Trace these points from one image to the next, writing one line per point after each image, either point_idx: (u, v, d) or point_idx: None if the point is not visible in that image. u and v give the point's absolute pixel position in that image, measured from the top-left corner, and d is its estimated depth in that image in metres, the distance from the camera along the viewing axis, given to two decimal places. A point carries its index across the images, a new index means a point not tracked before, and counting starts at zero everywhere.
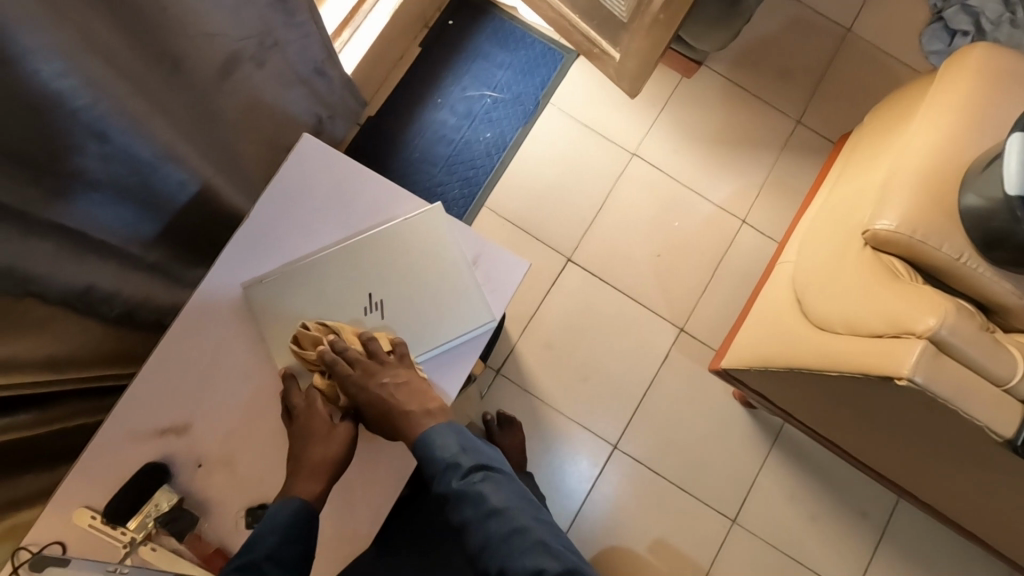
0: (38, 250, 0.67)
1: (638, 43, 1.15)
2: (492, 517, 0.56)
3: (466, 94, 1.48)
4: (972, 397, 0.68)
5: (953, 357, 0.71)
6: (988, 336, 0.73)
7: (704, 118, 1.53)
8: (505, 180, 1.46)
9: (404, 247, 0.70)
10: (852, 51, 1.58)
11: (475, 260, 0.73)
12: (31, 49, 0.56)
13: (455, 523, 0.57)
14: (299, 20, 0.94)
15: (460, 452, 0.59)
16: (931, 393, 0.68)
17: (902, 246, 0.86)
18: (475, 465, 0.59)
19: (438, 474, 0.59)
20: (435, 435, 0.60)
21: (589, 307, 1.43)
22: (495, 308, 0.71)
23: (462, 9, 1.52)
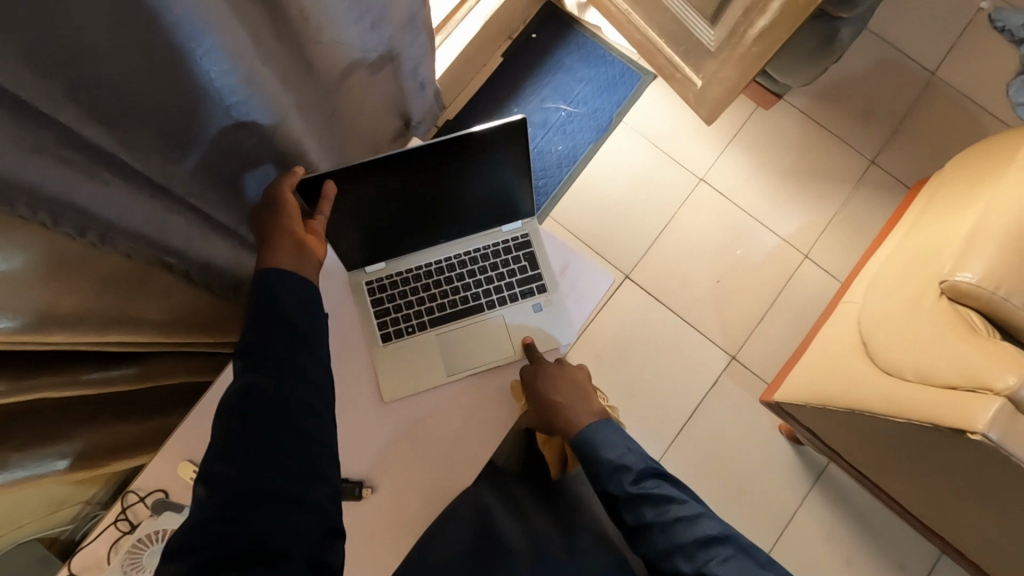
0: (175, 226, 0.76)
1: (726, 71, 1.17)
2: (670, 517, 0.67)
3: (544, 106, 1.53)
4: None
5: None
6: None
7: (777, 150, 1.53)
8: (572, 192, 1.49)
9: (500, 248, 0.85)
10: (934, 95, 1.55)
11: (562, 270, 0.85)
12: (213, 48, 0.61)
13: (633, 521, 0.69)
14: (414, 33, 1.00)
15: (627, 458, 0.71)
16: (1004, 451, 0.68)
17: (981, 300, 0.86)
18: (639, 469, 0.71)
19: (608, 478, 0.70)
20: (601, 433, 0.72)
21: (642, 326, 1.45)
22: (577, 312, 0.83)
23: (546, 23, 1.56)
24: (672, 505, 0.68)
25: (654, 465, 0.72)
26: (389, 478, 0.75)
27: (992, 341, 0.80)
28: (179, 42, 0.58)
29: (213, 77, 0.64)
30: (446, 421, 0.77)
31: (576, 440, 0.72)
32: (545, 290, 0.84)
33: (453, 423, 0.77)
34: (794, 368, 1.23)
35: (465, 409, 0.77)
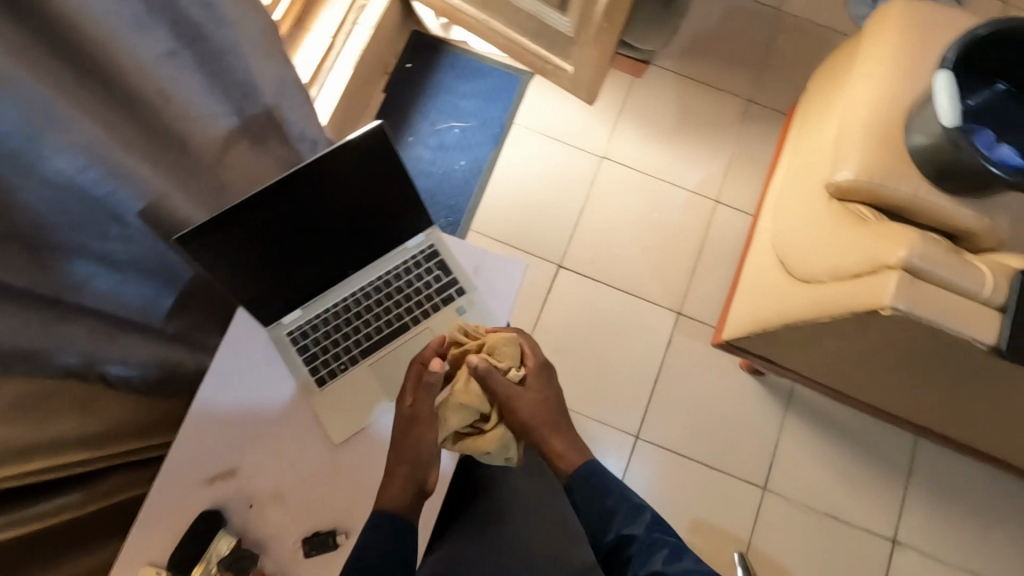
0: (76, 334, 0.74)
1: (589, 52, 1.23)
2: None
3: (436, 128, 1.56)
4: (954, 314, 0.72)
5: (930, 282, 0.74)
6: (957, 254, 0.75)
7: (664, 112, 1.61)
8: (486, 202, 1.52)
9: (410, 265, 0.84)
10: (785, 28, 1.67)
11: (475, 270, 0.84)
12: (52, 142, 0.62)
13: None
14: (297, 102, 1.02)
15: None
16: (915, 316, 0.73)
17: (864, 192, 0.93)
18: None
19: None
20: None
21: (587, 309, 1.48)
22: (499, 307, 0.82)
23: (418, 51, 1.60)
24: None
25: None
26: (358, 520, 0.73)
27: (883, 223, 0.84)
28: (11, 144, 0.59)
29: (66, 174, 0.65)
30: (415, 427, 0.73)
31: None
32: (463, 292, 0.82)
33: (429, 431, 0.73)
34: (733, 304, 1.28)
35: None
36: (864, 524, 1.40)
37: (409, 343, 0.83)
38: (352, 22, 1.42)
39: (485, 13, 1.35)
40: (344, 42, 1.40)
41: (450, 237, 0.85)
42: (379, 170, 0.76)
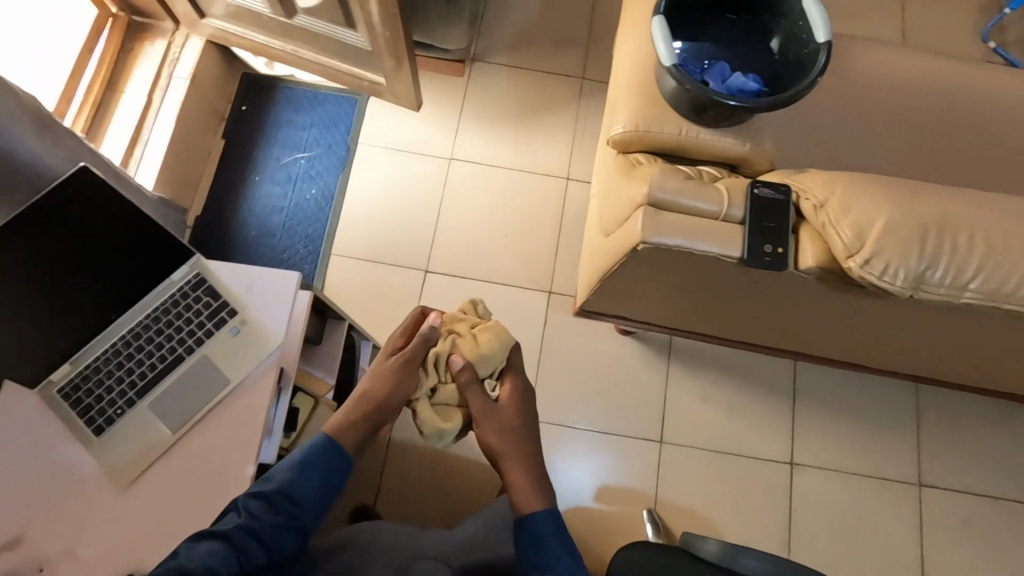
0: None
1: (389, 61, 1.26)
2: None
3: (282, 163, 1.57)
4: (699, 235, 0.77)
5: (676, 210, 0.79)
6: (696, 181, 0.81)
7: (502, 104, 1.66)
8: (342, 224, 1.53)
9: (177, 296, 0.86)
10: (604, 4, 1.75)
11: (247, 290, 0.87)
12: None
13: None
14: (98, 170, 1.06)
15: None
16: (664, 245, 0.77)
17: (638, 141, 0.98)
18: None
19: None
20: None
21: (461, 306, 1.50)
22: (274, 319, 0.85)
23: (250, 91, 1.61)
24: None
25: None
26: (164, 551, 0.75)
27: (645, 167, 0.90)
28: None
29: None
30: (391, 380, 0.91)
31: None
32: (235, 313, 0.86)
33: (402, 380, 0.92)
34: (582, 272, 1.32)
35: (203, 453, 0.80)
36: (760, 454, 1.45)
37: (184, 372, 0.84)
38: (167, 77, 1.42)
39: (291, 44, 1.36)
40: (161, 98, 1.40)
41: (213, 262, 0.89)
42: (92, 204, 0.83)
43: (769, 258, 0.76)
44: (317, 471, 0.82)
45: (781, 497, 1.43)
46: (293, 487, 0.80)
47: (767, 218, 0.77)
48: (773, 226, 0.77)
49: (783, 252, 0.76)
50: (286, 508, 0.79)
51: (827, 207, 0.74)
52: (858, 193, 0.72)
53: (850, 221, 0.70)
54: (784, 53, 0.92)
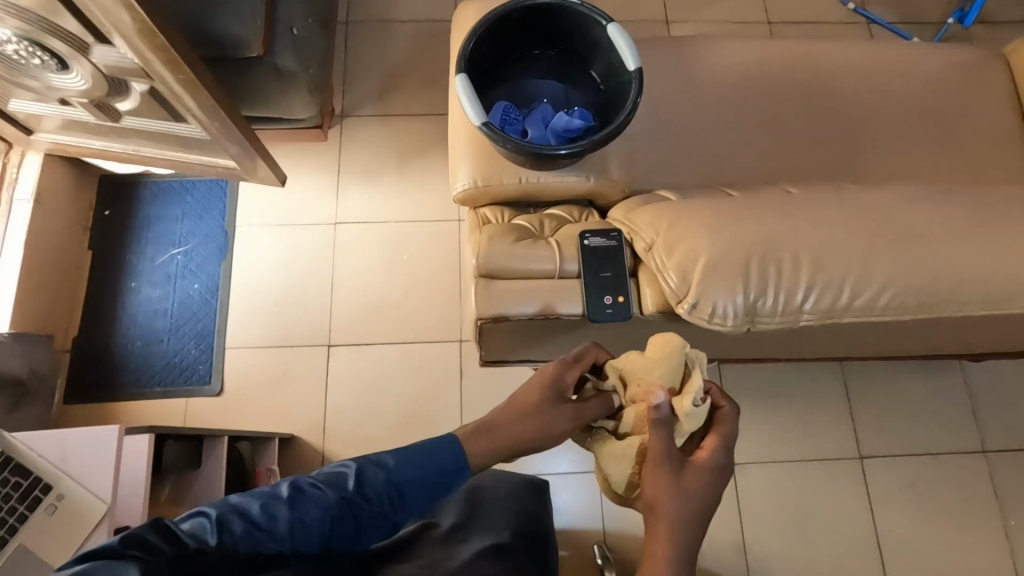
0: None
1: (231, 146, 1.19)
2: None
3: (157, 263, 1.48)
4: (537, 300, 0.73)
5: (512, 276, 0.75)
6: (527, 240, 0.77)
7: (381, 156, 1.61)
8: (232, 315, 1.46)
9: None
10: None
11: (65, 458, 0.88)
12: None
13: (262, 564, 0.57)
14: None
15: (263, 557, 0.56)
16: (503, 318, 0.73)
17: (481, 195, 0.93)
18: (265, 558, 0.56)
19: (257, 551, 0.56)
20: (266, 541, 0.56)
21: (371, 375, 1.44)
22: (94, 483, 0.86)
23: (111, 194, 1.52)
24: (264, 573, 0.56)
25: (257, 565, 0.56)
26: None
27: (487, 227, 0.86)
28: None
29: None
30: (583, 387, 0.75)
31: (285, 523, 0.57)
32: (52, 487, 0.86)
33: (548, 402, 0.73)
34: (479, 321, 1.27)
35: None
36: None
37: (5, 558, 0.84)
38: (8, 201, 1.34)
39: (130, 144, 1.26)
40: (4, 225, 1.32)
41: (22, 437, 0.91)
42: None
43: (613, 310, 0.73)
44: (444, 460, 0.66)
45: (727, 503, 1.41)
46: (405, 475, 0.63)
47: (603, 269, 0.74)
48: (610, 276, 0.74)
49: (625, 300, 0.74)
50: (400, 499, 0.63)
51: (655, 249, 0.72)
52: (682, 228, 0.71)
53: (677, 261, 0.69)
54: (606, 83, 0.90)
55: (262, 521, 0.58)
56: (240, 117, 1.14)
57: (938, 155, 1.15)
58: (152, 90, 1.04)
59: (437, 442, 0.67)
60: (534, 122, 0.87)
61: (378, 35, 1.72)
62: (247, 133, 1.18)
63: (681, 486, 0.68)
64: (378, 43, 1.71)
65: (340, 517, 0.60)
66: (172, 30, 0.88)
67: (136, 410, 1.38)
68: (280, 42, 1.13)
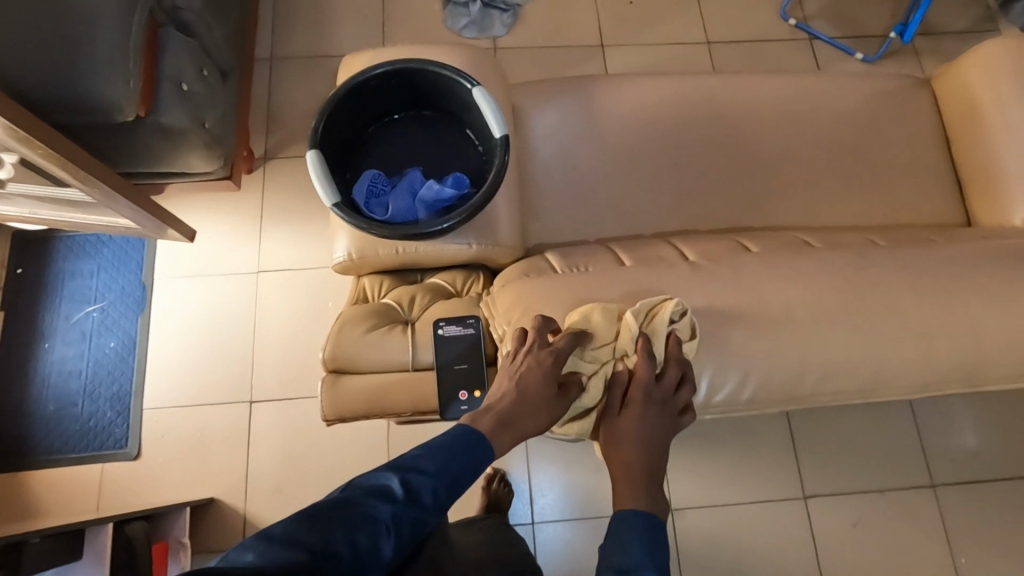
0: None
1: (123, 208, 1.14)
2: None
3: (72, 321, 1.43)
4: (387, 399, 0.77)
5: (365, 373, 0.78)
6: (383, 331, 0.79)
7: (306, 198, 1.55)
8: (150, 373, 1.41)
9: None
10: None
11: None
12: None
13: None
14: None
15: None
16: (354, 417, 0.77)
17: (358, 265, 0.88)
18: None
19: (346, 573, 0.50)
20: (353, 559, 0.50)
21: (295, 431, 1.39)
22: None
23: (25, 250, 1.47)
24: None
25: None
26: None
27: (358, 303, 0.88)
28: None
29: None
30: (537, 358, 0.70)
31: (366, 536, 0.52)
32: None
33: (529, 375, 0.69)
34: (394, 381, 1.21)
35: None
36: None
37: None
38: None
39: (26, 209, 1.23)
40: None
41: None
42: None
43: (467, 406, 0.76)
44: (474, 445, 0.63)
45: None
46: (446, 470, 0.61)
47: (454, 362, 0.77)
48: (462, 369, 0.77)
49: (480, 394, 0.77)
50: (446, 489, 0.60)
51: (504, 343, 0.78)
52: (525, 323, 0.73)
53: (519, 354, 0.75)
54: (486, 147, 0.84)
55: (348, 536, 0.51)
56: (120, 179, 1.11)
57: (858, 196, 1.11)
58: (23, 160, 0.98)
59: (461, 436, 0.64)
60: (401, 197, 0.81)
61: (303, 70, 1.67)
62: (133, 194, 1.14)
63: (645, 426, 0.69)
64: (303, 81, 1.66)
65: (405, 521, 0.56)
66: (24, 113, 0.89)
67: (51, 478, 1.33)
68: (167, 100, 1.08)
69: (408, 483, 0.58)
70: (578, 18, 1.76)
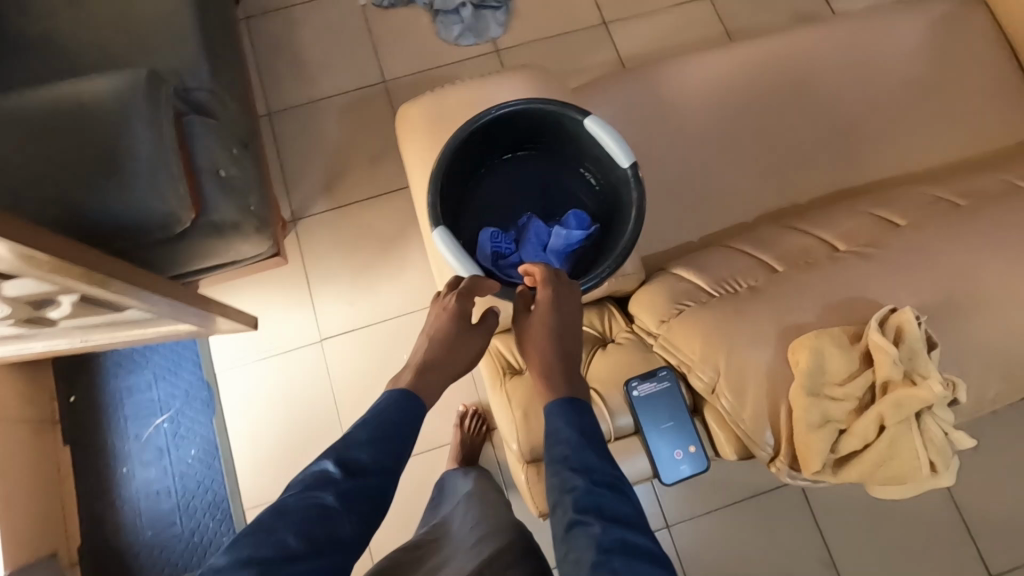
0: None
1: (188, 317, 1.05)
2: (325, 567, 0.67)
3: (144, 438, 1.35)
4: None
5: None
6: None
7: (350, 253, 1.48)
8: (241, 473, 1.34)
9: None
10: (402, 95, 1.60)
11: None
12: None
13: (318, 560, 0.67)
14: None
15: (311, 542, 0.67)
16: None
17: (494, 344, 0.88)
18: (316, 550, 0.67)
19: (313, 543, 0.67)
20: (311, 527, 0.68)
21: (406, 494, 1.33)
22: None
23: (72, 376, 1.37)
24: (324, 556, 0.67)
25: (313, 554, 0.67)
26: None
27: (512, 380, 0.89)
28: None
29: None
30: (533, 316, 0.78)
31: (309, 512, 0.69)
32: None
33: (563, 338, 0.78)
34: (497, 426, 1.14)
35: None
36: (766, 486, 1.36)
37: None
38: None
39: (79, 339, 1.14)
40: None
41: None
42: None
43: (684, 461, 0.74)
44: (400, 417, 0.81)
45: (807, 521, 1.34)
46: (377, 446, 0.77)
47: (658, 423, 0.74)
48: (671, 425, 0.74)
49: (695, 448, 0.75)
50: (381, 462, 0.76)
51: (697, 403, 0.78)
52: (748, 379, 0.66)
53: (752, 409, 0.66)
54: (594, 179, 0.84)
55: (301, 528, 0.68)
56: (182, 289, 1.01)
57: (949, 131, 1.06)
58: (83, 298, 0.89)
59: (387, 411, 0.81)
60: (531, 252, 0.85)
61: (307, 118, 1.58)
62: (196, 300, 1.05)
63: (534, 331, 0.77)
64: (309, 129, 1.57)
65: (350, 496, 0.72)
66: (95, 256, 0.79)
67: None
68: (212, 194, 1.02)
69: (348, 471, 0.74)
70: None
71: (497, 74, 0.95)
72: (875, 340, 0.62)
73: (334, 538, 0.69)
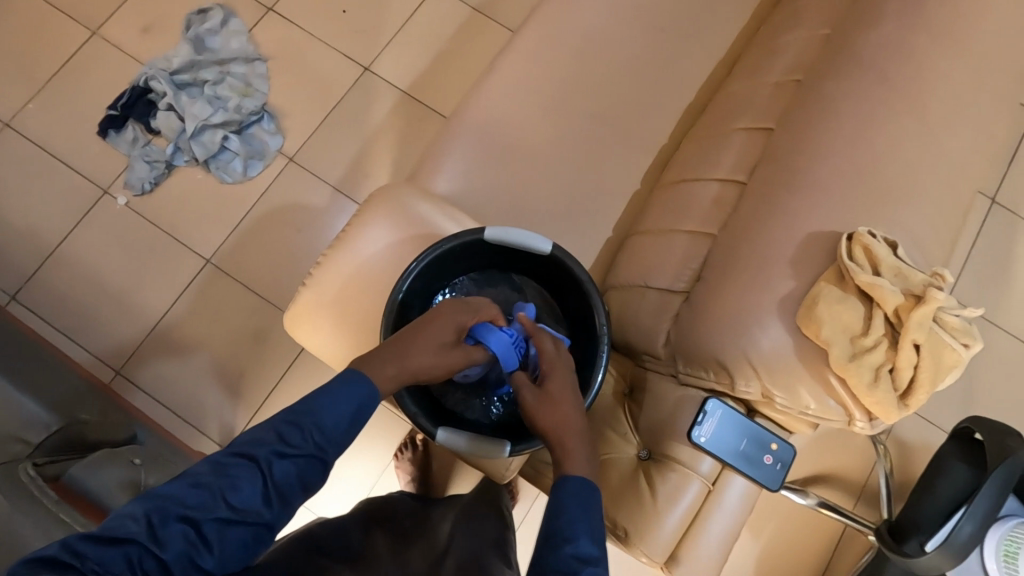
0: None
1: None
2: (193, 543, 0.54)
3: None
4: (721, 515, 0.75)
5: (689, 529, 0.75)
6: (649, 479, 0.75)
7: None
8: None
9: None
10: (234, 260, 1.43)
11: None
12: None
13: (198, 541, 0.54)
14: None
15: (194, 510, 0.55)
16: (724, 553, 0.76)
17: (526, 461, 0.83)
18: (192, 521, 0.54)
19: (202, 515, 0.55)
20: (215, 489, 0.56)
21: None
22: None
23: None
24: (202, 528, 0.54)
25: (190, 526, 0.54)
26: None
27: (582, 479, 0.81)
28: None
29: None
30: (554, 378, 0.71)
31: (220, 471, 0.57)
32: None
33: (552, 419, 0.68)
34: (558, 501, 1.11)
35: None
36: None
37: None
38: None
39: None
40: None
41: None
42: None
43: (777, 460, 0.75)
44: (354, 391, 0.63)
45: None
46: (317, 425, 0.61)
47: (740, 449, 0.72)
48: (750, 444, 0.73)
49: (776, 444, 0.75)
50: (326, 443, 0.62)
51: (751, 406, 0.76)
52: (784, 371, 0.67)
53: (804, 395, 0.67)
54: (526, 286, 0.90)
55: (197, 509, 0.55)
56: None
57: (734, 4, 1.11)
58: None
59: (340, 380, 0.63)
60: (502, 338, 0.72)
61: (160, 349, 1.38)
62: None
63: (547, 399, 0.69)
64: (171, 354, 1.38)
65: (274, 481, 0.58)
66: None
67: None
68: None
69: (281, 450, 0.59)
70: (326, 65, 1.55)
71: (351, 224, 0.88)
72: (861, 281, 0.64)
73: (243, 525, 0.56)
